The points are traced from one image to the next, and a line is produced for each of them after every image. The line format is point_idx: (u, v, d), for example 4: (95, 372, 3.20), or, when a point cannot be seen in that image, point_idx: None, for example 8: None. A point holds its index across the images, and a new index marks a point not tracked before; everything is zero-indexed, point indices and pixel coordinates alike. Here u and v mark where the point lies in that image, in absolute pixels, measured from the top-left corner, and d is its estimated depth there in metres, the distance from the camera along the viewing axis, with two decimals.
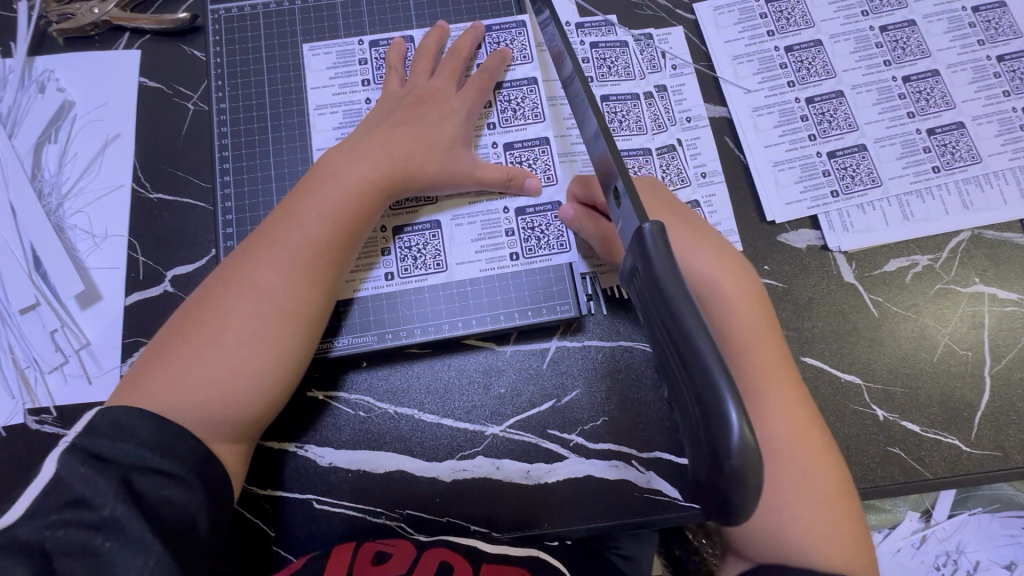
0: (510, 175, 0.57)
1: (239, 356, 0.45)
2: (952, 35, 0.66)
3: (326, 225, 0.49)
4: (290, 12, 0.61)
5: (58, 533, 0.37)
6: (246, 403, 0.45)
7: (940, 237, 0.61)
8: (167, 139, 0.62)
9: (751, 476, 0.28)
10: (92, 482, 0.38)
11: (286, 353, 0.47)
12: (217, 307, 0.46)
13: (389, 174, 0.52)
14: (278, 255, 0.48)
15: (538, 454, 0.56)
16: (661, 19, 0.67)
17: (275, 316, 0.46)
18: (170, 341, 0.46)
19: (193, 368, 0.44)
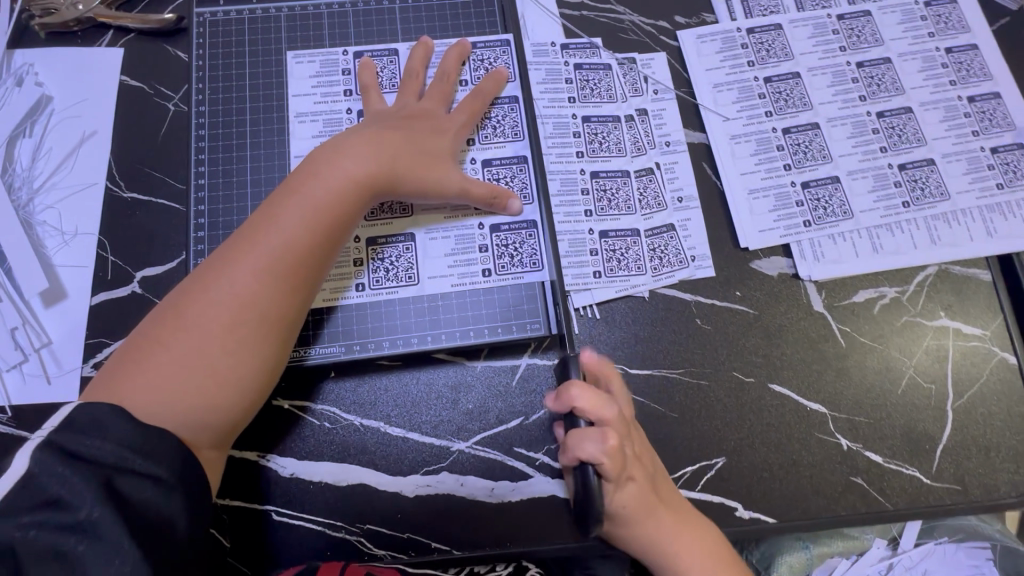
0: (495, 193, 0.57)
1: (221, 363, 0.46)
2: (926, 74, 0.68)
3: (308, 233, 0.49)
4: (276, 19, 0.61)
5: (30, 534, 0.37)
6: (225, 408, 0.47)
7: (908, 270, 0.62)
8: (145, 139, 0.62)
9: None
10: (71, 480, 0.39)
11: (267, 361, 0.48)
12: (196, 312, 0.46)
13: (373, 182, 0.52)
14: (259, 262, 0.47)
15: (503, 472, 0.55)
16: (645, 44, 0.68)
17: (257, 325, 0.47)
18: (149, 342, 0.46)
19: (174, 373, 0.45)
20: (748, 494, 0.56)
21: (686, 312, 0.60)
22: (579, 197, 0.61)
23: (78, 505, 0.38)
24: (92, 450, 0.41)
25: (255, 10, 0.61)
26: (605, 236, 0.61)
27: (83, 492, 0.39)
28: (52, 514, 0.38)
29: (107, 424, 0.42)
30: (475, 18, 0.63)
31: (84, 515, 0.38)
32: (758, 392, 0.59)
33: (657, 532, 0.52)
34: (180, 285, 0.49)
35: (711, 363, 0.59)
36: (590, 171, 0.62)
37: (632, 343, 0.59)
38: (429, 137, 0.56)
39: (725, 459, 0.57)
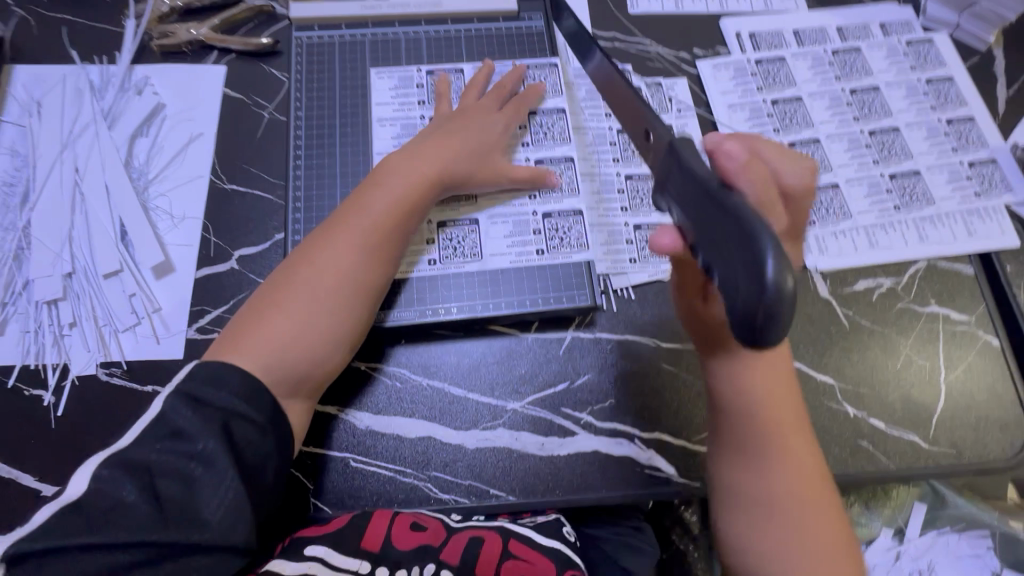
0: (535, 175, 0.67)
1: (321, 321, 0.55)
2: (909, 100, 0.79)
3: (389, 213, 0.59)
4: (362, 43, 0.72)
5: (164, 457, 0.46)
6: (322, 360, 0.55)
7: (901, 264, 0.72)
8: (245, 140, 0.72)
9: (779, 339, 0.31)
10: (192, 419, 0.47)
11: (356, 321, 0.57)
12: (302, 282, 0.55)
13: (441, 175, 0.62)
14: (351, 239, 0.57)
15: (553, 429, 0.63)
16: (670, 71, 0.79)
17: (348, 291, 0.56)
18: (253, 313, 0.55)
19: (284, 330, 0.53)
20: None
21: None
22: (615, 194, 0.70)
23: (198, 437, 0.46)
24: (211, 396, 0.48)
25: (344, 35, 0.73)
26: (639, 228, 0.70)
27: (201, 426, 0.47)
28: (178, 443, 0.46)
29: (224, 375, 0.49)
30: (527, 46, 0.75)
31: (201, 446, 0.46)
32: None
33: (762, 459, 0.53)
34: (281, 265, 0.58)
35: None
36: (625, 173, 0.71)
37: (663, 321, 0.68)
38: (484, 137, 0.66)
39: None
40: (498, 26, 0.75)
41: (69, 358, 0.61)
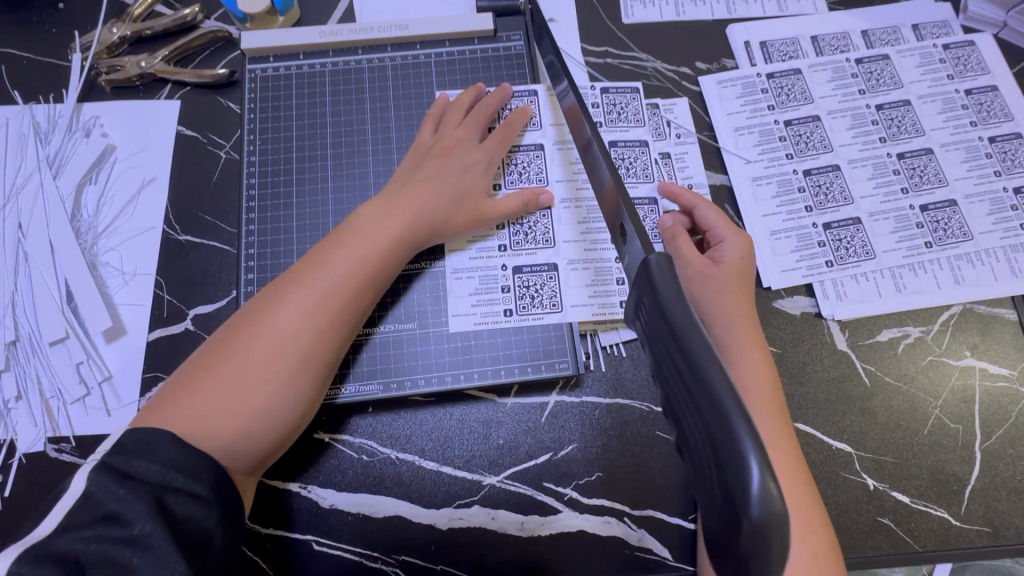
0: (525, 201, 0.61)
1: (268, 393, 0.48)
2: (945, 116, 0.69)
3: (348, 278, 0.52)
4: (321, 73, 0.65)
5: (91, 547, 0.38)
6: (260, 437, 0.48)
7: (932, 310, 0.63)
8: (199, 185, 0.66)
9: (774, 537, 0.27)
10: (125, 499, 0.39)
11: (304, 396, 0.50)
12: (249, 339, 0.49)
13: (402, 231, 0.55)
14: (304, 300, 0.51)
15: (533, 507, 0.57)
16: (668, 89, 0.71)
17: (302, 365, 0.50)
18: (194, 373, 0.48)
19: (224, 398, 0.47)
20: None
21: None
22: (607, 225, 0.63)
23: (134, 520, 0.39)
24: (144, 470, 0.41)
25: (302, 65, 0.66)
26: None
27: (136, 508, 0.39)
28: (110, 528, 0.39)
29: (154, 443, 0.43)
30: (505, 69, 0.67)
31: (136, 530, 0.39)
32: None
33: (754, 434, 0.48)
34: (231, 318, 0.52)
35: None
36: None
37: None
38: (459, 177, 0.59)
39: None
40: (473, 48, 0.67)
41: (15, 434, 0.58)
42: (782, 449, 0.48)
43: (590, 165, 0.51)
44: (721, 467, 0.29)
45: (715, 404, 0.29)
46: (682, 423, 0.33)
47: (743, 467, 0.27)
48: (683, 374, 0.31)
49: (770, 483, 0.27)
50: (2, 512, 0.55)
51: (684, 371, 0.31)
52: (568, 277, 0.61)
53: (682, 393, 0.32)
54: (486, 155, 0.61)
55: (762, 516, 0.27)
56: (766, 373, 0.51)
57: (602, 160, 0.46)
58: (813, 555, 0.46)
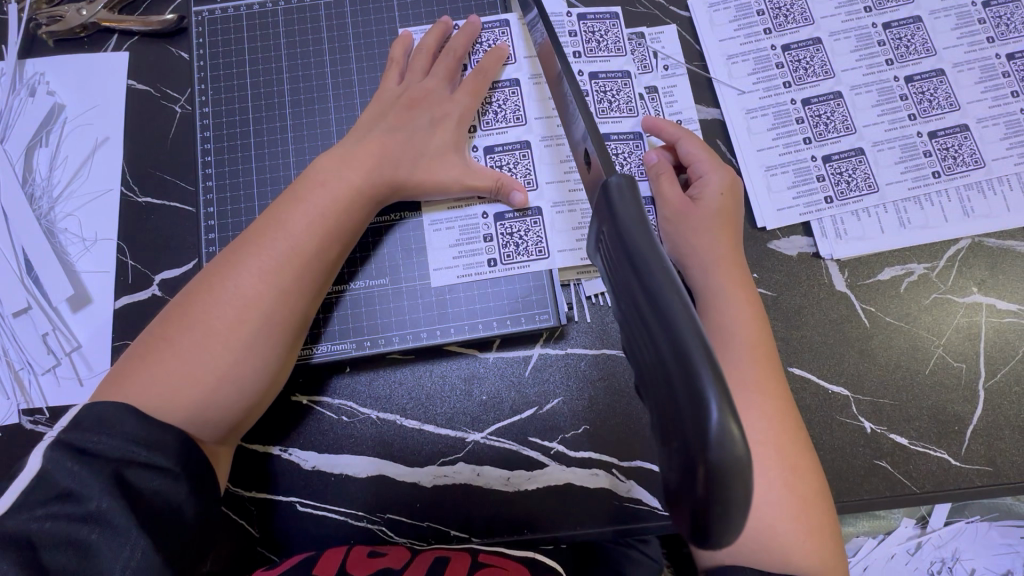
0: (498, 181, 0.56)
1: (235, 359, 0.46)
2: (960, 33, 0.63)
3: (311, 235, 0.49)
4: (273, 13, 0.60)
5: (44, 526, 0.37)
6: (229, 405, 0.46)
7: (938, 245, 0.59)
8: (155, 143, 0.62)
9: (731, 479, 0.25)
10: (80, 475, 0.38)
11: (274, 361, 0.48)
12: (208, 305, 0.46)
13: (367, 184, 0.51)
14: (264, 261, 0.47)
15: (519, 461, 0.56)
16: (654, 16, 0.65)
17: (268, 329, 0.47)
18: (153, 343, 0.46)
19: (187, 368, 0.44)
20: None
21: None
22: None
23: (89, 496, 0.37)
24: (101, 445, 0.40)
25: (253, 5, 0.60)
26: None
27: (93, 484, 0.38)
28: (65, 506, 0.37)
29: (113, 419, 0.41)
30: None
31: (94, 506, 0.37)
32: None
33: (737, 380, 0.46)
34: (188, 285, 0.49)
35: None
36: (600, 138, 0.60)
37: None
38: (428, 131, 0.55)
39: None
40: None
41: None
42: (766, 394, 0.46)
43: (561, 103, 0.46)
44: (679, 404, 0.26)
45: (675, 333, 0.27)
46: (644, 359, 0.30)
47: (702, 404, 0.25)
48: (643, 305, 0.28)
49: (731, 421, 0.25)
50: None
51: (643, 301, 0.28)
52: (552, 221, 0.58)
53: (642, 328, 0.29)
54: (457, 101, 0.56)
55: (722, 457, 0.25)
56: (750, 313, 0.48)
57: (571, 93, 0.42)
58: (803, 500, 0.44)
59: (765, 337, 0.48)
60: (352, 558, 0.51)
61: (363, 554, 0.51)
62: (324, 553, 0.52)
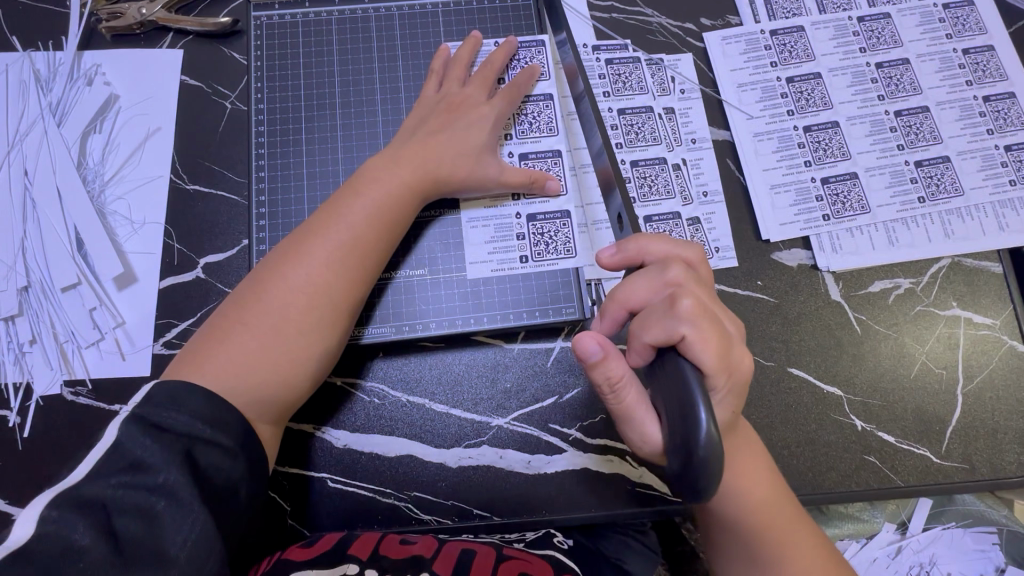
0: (532, 179, 0.61)
1: (294, 343, 0.50)
2: (942, 75, 0.71)
3: (368, 227, 0.54)
4: (327, 22, 0.64)
5: (119, 493, 0.40)
6: (288, 385, 0.50)
7: (922, 262, 0.66)
8: (205, 135, 0.66)
9: (714, 461, 0.37)
10: (151, 447, 0.41)
11: (327, 346, 0.52)
12: (272, 293, 0.51)
13: (416, 183, 0.56)
14: (327, 252, 0.52)
15: (539, 446, 0.60)
16: (672, 45, 0.72)
17: (326, 316, 0.52)
18: (225, 327, 0.50)
19: (252, 351, 0.49)
20: None
21: None
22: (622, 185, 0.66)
23: (160, 468, 0.41)
24: (172, 421, 0.43)
25: (308, 13, 0.64)
26: (649, 220, 0.65)
27: (162, 456, 0.41)
28: (134, 476, 0.40)
29: (183, 398, 0.45)
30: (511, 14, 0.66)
31: (163, 479, 0.41)
32: (777, 375, 0.63)
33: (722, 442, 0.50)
34: (253, 272, 0.53)
35: None
36: (629, 161, 0.67)
37: None
38: (466, 132, 0.59)
39: None
40: None
41: (32, 376, 0.59)
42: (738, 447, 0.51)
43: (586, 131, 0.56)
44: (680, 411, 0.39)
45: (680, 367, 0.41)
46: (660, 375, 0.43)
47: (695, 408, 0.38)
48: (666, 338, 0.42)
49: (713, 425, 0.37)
50: (24, 451, 0.57)
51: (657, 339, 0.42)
52: (597, 237, 0.63)
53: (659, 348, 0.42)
54: (494, 110, 0.61)
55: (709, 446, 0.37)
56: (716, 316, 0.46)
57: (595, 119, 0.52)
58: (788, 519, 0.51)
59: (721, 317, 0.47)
60: (385, 542, 0.54)
61: (395, 541, 0.54)
62: (360, 537, 0.54)
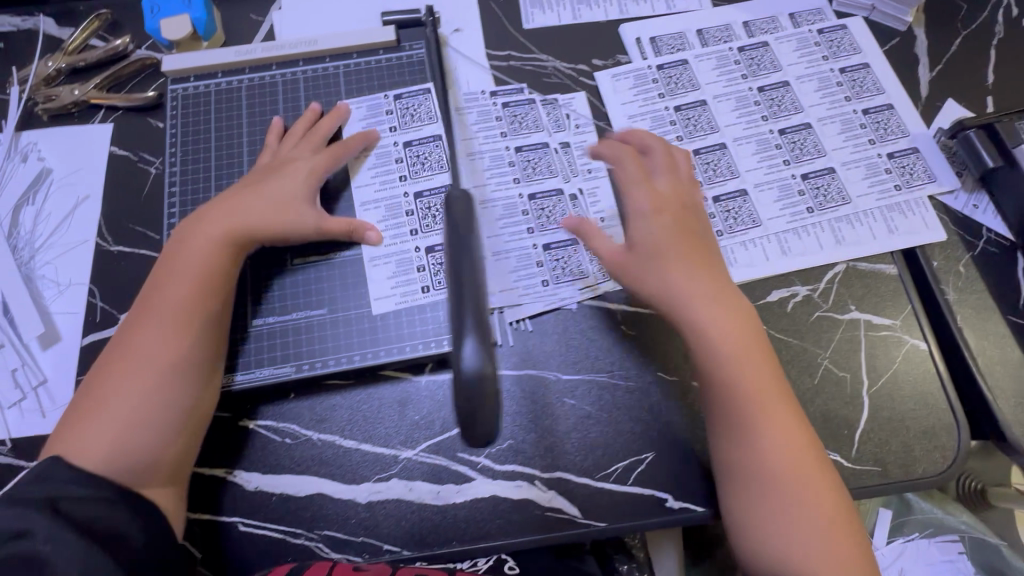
0: (349, 227, 0.64)
1: (150, 408, 0.53)
2: (822, 93, 0.75)
3: (184, 287, 0.56)
4: (238, 90, 0.69)
5: None
6: (161, 448, 0.53)
7: (817, 269, 0.68)
8: (131, 199, 0.71)
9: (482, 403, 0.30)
10: None
11: (195, 403, 0.55)
12: (120, 364, 0.54)
13: (220, 236, 0.59)
14: (154, 321, 0.55)
15: (448, 476, 0.60)
16: (567, 85, 0.77)
17: (174, 376, 0.54)
18: (78, 413, 0.53)
19: (112, 419, 0.52)
20: (677, 486, 0.60)
21: (612, 321, 0.66)
22: (521, 217, 0.69)
23: None
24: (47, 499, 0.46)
25: (220, 82, 0.70)
26: (548, 248, 0.68)
27: None
28: None
29: (53, 483, 0.48)
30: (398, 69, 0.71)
31: None
32: (681, 390, 0.64)
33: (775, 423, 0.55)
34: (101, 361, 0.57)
35: (636, 368, 0.64)
36: (527, 194, 0.70)
37: (564, 351, 0.65)
38: (282, 184, 0.62)
39: (654, 454, 0.61)
40: (379, 58, 0.71)
41: None
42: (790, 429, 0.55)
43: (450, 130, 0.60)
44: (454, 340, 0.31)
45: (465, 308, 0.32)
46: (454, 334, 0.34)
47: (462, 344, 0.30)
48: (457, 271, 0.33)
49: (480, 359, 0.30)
50: None
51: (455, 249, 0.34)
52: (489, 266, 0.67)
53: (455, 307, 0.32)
54: (315, 164, 0.64)
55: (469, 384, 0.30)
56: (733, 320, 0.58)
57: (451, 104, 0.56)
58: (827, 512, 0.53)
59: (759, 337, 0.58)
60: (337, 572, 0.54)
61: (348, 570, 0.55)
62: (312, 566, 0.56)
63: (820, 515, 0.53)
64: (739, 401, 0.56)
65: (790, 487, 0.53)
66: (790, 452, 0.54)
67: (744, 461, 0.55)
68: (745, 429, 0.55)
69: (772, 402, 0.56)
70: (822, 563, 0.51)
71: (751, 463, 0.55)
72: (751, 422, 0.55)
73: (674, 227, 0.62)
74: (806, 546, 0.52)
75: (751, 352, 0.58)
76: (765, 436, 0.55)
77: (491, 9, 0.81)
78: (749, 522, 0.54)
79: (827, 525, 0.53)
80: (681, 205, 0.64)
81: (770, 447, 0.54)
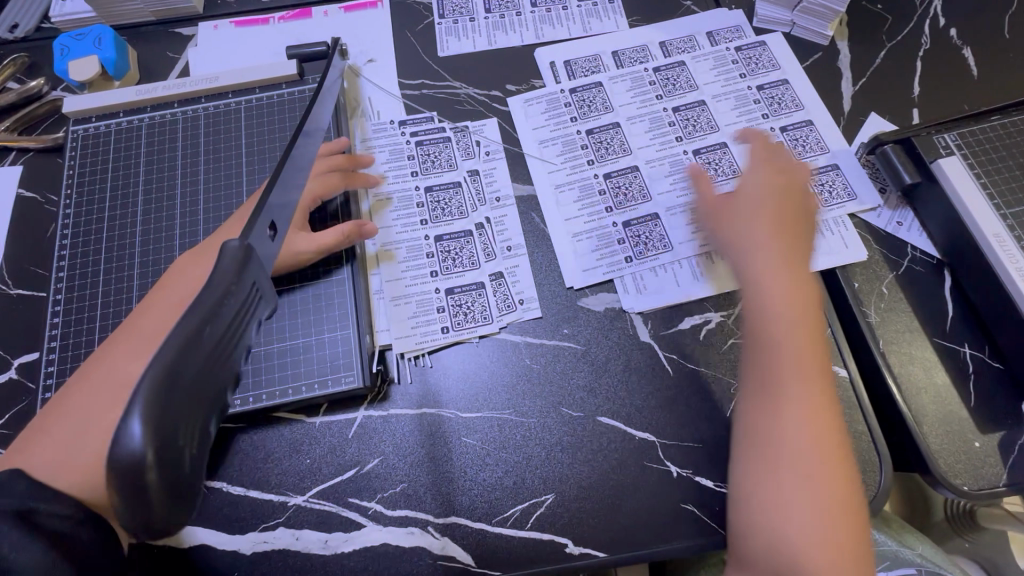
0: (345, 233, 0.63)
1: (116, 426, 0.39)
2: (739, 111, 0.73)
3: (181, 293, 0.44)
4: (138, 130, 0.70)
5: None
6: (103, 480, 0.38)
7: (733, 294, 0.65)
8: (34, 241, 0.70)
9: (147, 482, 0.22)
10: None
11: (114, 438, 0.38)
12: (125, 356, 0.42)
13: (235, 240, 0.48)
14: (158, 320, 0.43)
15: (337, 523, 0.58)
16: (479, 111, 0.75)
17: None
18: (55, 414, 0.43)
19: (89, 428, 0.41)
20: (579, 530, 0.57)
21: (516, 354, 0.63)
22: (424, 260, 0.67)
23: None
24: None
25: (122, 123, 0.70)
26: (450, 292, 0.66)
27: None
28: None
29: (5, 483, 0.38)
30: (287, 100, 0.71)
31: None
32: (586, 426, 0.60)
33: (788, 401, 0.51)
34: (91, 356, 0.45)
35: (538, 403, 0.61)
36: (433, 236, 0.68)
37: (465, 386, 0.62)
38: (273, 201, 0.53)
39: (555, 495, 0.58)
40: (281, 92, 0.71)
41: None
42: (813, 414, 0.50)
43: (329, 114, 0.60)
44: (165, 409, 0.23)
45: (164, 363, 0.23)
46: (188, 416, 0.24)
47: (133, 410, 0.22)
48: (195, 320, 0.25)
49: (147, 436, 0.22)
50: None
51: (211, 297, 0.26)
52: (376, 306, 0.65)
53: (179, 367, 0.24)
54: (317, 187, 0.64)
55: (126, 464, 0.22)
56: (795, 287, 0.55)
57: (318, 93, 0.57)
58: (827, 508, 0.47)
59: (811, 306, 0.55)
60: None
61: None
62: None
63: (817, 509, 0.47)
64: (772, 381, 0.52)
65: (791, 468, 0.49)
66: (815, 438, 0.49)
67: (761, 428, 0.51)
68: (779, 402, 0.51)
69: (804, 373, 0.52)
70: (814, 551, 0.46)
71: (770, 433, 0.51)
72: (767, 398, 0.52)
73: (780, 201, 0.60)
74: (809, 537, 0.47)
75: (812, 326, 0.54)
76: (791, 412, 0.50)
77: (406, 37, 0.81)
78: (755, 500, 0.49)
79: (826, 515, 0.47)
80: (788, 186, 0.61)
81: (789, 423, 0.50)
